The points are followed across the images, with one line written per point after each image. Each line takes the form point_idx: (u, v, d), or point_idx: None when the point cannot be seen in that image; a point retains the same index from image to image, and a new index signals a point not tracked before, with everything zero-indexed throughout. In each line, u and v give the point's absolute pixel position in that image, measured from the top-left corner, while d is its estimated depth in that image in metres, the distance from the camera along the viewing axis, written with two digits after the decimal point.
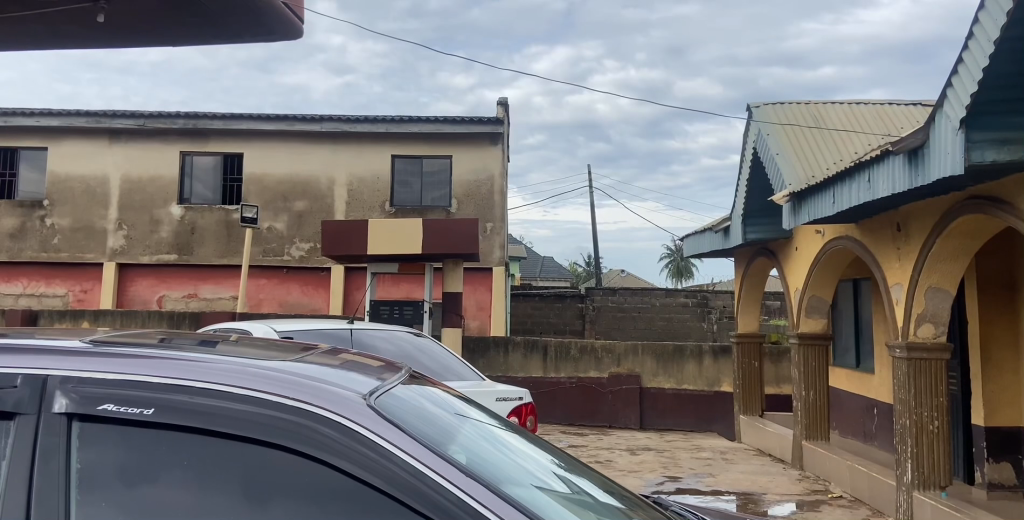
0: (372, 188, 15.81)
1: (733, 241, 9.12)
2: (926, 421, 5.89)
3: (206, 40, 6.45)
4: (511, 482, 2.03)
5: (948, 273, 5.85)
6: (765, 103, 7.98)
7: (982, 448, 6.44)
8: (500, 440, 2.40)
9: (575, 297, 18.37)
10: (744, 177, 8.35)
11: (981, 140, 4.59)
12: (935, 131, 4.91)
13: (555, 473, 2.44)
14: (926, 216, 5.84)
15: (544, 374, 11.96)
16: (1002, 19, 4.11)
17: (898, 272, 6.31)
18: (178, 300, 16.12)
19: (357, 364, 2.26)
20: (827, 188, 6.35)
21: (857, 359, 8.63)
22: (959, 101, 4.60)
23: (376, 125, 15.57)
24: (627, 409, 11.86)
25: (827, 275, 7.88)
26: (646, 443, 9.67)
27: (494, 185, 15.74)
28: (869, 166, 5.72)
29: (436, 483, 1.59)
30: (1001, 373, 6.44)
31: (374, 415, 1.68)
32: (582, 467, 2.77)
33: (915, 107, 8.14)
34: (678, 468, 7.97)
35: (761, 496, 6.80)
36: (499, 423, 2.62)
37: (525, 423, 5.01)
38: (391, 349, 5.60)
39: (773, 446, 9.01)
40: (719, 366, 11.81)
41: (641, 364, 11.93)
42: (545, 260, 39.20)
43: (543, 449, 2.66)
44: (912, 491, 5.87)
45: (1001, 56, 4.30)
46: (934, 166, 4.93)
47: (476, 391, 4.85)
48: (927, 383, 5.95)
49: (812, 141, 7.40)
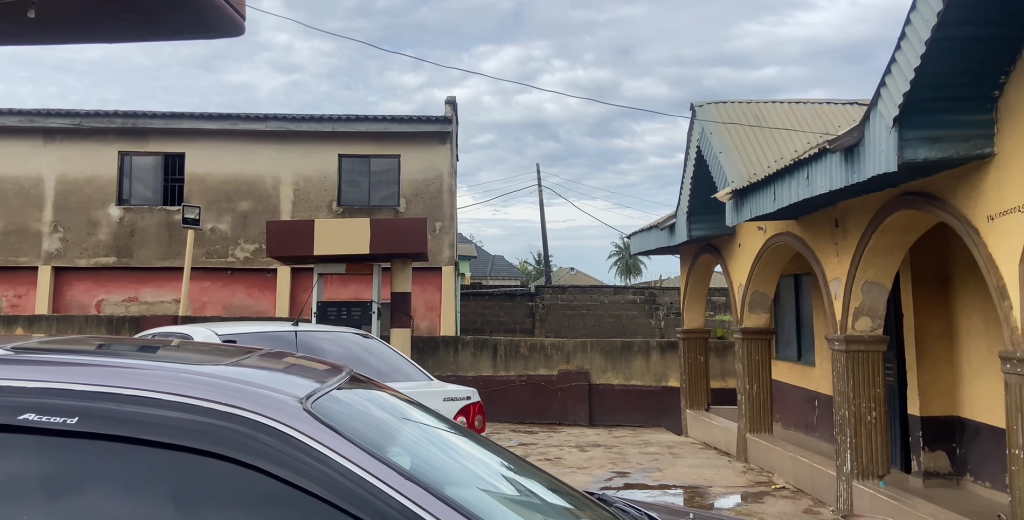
0: (319, 188, 15.60)
1: (680, 238, 9.24)
2: (865, 412, 6.07)
3: (143, 37, 6.26)
4: (454, 484, 2.01)
5: (884, 267, 6.02)
6: (708, 102, 8.10)
7: (918, 437, 6.64)
8: (446, 443, 2.38)
9: (524, 295, 18.43)
10: (689, 175, 8.46)
11: (913, 138, 4.74)
12: (869, 131, 5.06)
13: (504, 475, 2.43)
14: (862, 212, 6.02)
15: (494, 373, 11.99)
16: (932, 21, 4.29)
17: (836, 267, 6.48)
18: (117, 303, 15.67)
19: (301, 368, 2.22)
20: (768, 185, 6.50)
21: (798, 352, 8.83)
22: (892, 100, 4.75)
23: (321, 124, 15.33)
24: (576, 406, 11.92)
25: (769, 270, 8.04)
26: (595, 440, 9.72)
27: (444, 184, 15.65)
28: (807, 163, 5.87)
29: (378, 489, 1.56)
30: (935, 363, 6.65)
31: (312, 420, 1.65)
32: (530, 467, 2.78)
33: (852, 106, 8.37)
34: (627, 463, 8.07)
35: (706, 489, 6.92)
36: (446, 426, 2.61)
37: (473, 423, 4.97)
38: (338, 351, 5.52)
39: (718, 439, 9.19)
40: (666, 361, 11.97)
41: (590, 361, 12.02)
42: (494, 258, 39.17)
43: (494, 453, 2.65)
44: (852, 480, 6.03)
45: (932, 56, 4.47)
46: (869, 163, 5.08)
47: (421, 391, 4.82)
48: (864, 373, 6.13)
49: (754, 141, 7.55)
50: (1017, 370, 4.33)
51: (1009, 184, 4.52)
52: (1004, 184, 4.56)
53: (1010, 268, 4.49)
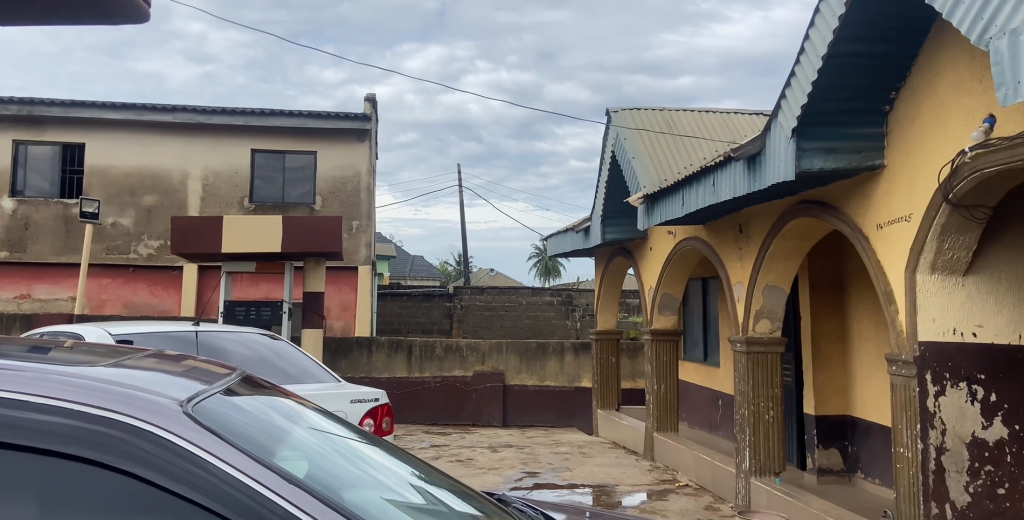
0: (230, 183, 15.15)
1: (594, 240, 9.40)
2: (763, 411, 6.30)
3: (37, 19, 5.93)
4: (348, 489, 1.98)
5: (784, 272, 6.27)
6: (623, 108, 8.26)
7: (813, 435, 6.93)
8: (357, 454, 2.34)
9: (442, 296, 18.37)
10: (603, 179, 8.61)
11: (810, 148, 4.97)
12: (769, 140, 5.27)
13: (412, 484, 2.41)
14: (765, 218, 6.25)
15: (409, 374, 11.89)
16: (829, 36, 4.53)
17: (740, 271, 6.71)
18: (8, 301, 14.82)
19: (200, 371, 2.15)
20: (677, 191, 6.68)
21: (705, 354, 9.10)
22: (791, 112, 4.97)
23: (234, 117, 14.84)
24: (490, 406, 11.94)
25: (678, 273, 8.26)
26: (507, 440, 9.77)
27: (361, 182, 15.42)
28: (712, 170, 6.06)
29: (264, 496, 1.52)
30: (829, 364, 6.98)
31: (195, 424, 1.59)
32: (443, 476, 2.76)
33: (758, 116, 8.69)
34: (537, 463, 8.14)
35: (613, 488, 7.05)
36: (359, 437, 2.57)
37: (380, 425, 4.91)
38: (245, 353, 5.36)
39: (626, 438, 9.38)
40: (579, 362, 12.15)
41: (505, 362, 12.09)
42: (413, 258, 38.88)
43: (405, 462, 2.63)
44: (750, 477, 6.26)
45: (828, 70, 4.69)
46: (769, 171, 5.29)
47: (328, 393, 4.73)
48: (764, 374, 6.37)
49: (665, 147, 7.75)
50: (903, 372, 4.51)
51: (898, 194, 4.77)
52: (894, 195, 4.82)
53: (895, 273, 4.74)
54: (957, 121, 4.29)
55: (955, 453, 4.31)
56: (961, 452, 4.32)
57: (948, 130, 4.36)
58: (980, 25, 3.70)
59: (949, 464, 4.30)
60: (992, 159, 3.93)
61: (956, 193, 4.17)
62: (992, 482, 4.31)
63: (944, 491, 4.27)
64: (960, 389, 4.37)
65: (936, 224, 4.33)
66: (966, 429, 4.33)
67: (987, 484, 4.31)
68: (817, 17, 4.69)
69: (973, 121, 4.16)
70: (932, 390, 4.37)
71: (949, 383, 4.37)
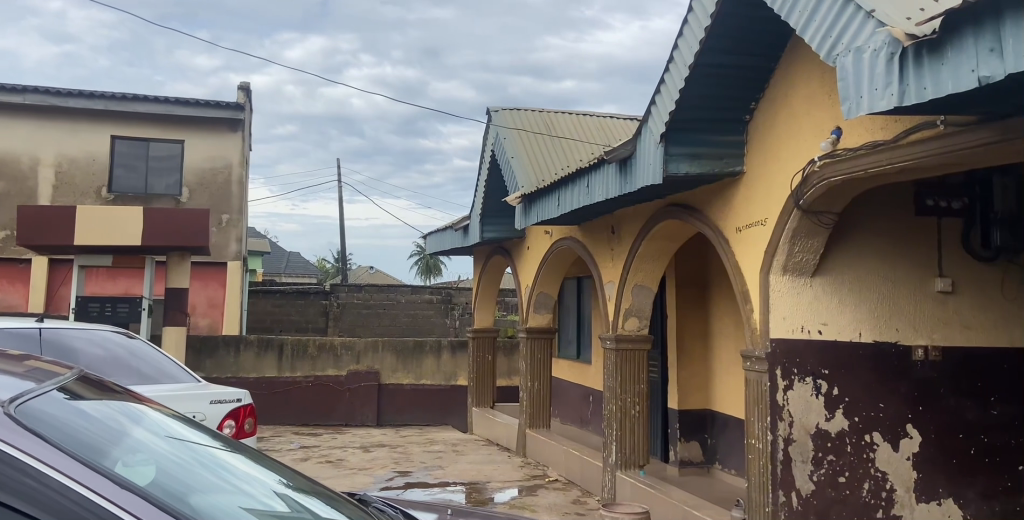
0: (87, 171, 14.17)
1: (472, 239, 9.44)
2: (629, 407, 6.52)
3: None
4: (197, 493, 1.88)
5: (652, 273, 6.50)
6: (503, 108, 8.33)
7: (676, 429, 7.24)
8: (214, 461, 2.21)
9: (318, 293, 17.92)
10: (482, 178, 8.64)
11: (677, 153, 5.18)
12: (640, 145, 5.45)
13: (275, 491, 2.31)
14: (636, 220, 6.46)
15: (279, 375, 11.58)
16: (696, 46, 4.75)
17: (611, 270, 6.91)
18: None
19: (39, 371, 1.98)
20: (553, 191, 6.80)
21: (577, 351, 9.32)
22: (660, 118, 5.17)
23: (92, 101, 13.84)
24: (364, 406, 11.74)
25: (553, 273, 8.42)
26: (380, 440, 9.65)
27: (233, 173, 14.80)
28: (587, 172, 6.21)
29: (98, 506, 1.41)
30: (691, 361, 7.32)
31: (19, 428, 1.46)
32: (306, 480, 2.67)
33: (632, 122, 8.99)
34: (409, 462, 8.08)
35: (485, 484, 7.10)
36: (216, 442, 2.45)
37: (243, 427, 4.71)
38: (99, 352, 5.01)
39: (500, 435, 9.48)
40: (456, 360, 12.17)
41: (380, 361, 11.93)
42: (290, 254, 37.70)
43: (269, 469, 2.52)
44: (616, 471, 6.46)
45: (696, 79, 4.92)
46: (639, 174, 5.47)
47: (185, 394, 4.50)
48: (631, 371, 6.59)
49: (543, 148, 7.88)
50: (756, 367, 4.78)
51: (756, 199, 5.06)
52: (752, 200, 5.11)
53: (751, 273, 5.01)
54: (808, 133, 4.60)
55: (801, 444, 4.58)
56: (807, 443, 4.59)
57: (800, 141, 4.67)
58: (828, 43, 3.98)
59: (794, 454, 4.56)
60: (838, 168, 4.29)
61: (806, 199, 4.49)
62: (833, 470, 4.59)
63: (791, 480, 4.55)
64: (807, 383, 4.66)
65: (788, 228, 4.62)
66: (810, 420, 4.63)
67: (829, 473, 4.59)
68: (685, 27, 4.90)
69: (822, 133, 4.49)
70: (781, 384, 4.64)
71: (796, 378, 4.66)
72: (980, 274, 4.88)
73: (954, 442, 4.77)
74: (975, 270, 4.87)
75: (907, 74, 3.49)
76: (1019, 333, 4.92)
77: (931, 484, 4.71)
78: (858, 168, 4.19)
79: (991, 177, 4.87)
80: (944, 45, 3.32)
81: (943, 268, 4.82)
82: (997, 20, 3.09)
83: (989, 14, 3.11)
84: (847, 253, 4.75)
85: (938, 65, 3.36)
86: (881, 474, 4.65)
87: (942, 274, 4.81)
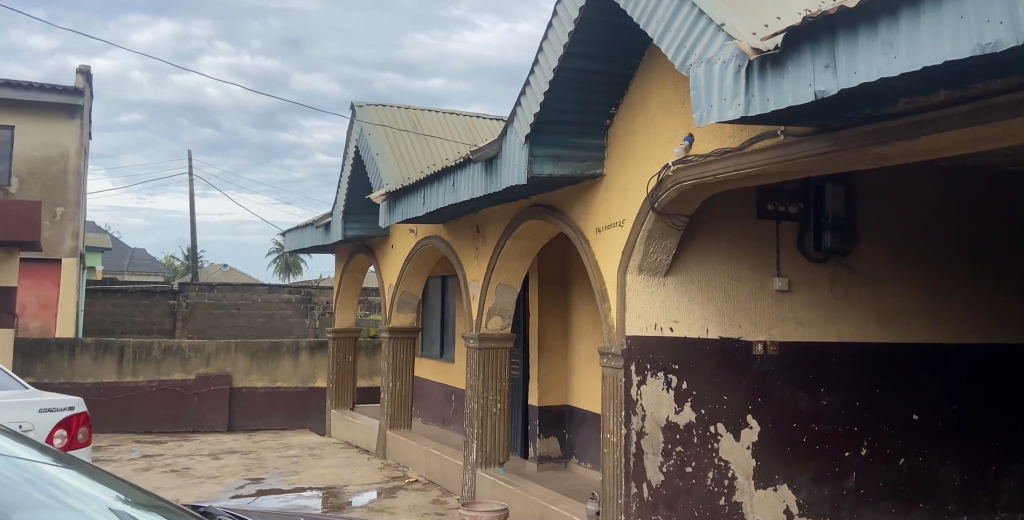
0: None
1: (334, 237, 9.18)
2: (490, 405, 6.57)
3: None
4: None
5: (515, 272, 6.56)
6: (367, 104, 8.15)
7: (535, 425, 7.35)
8: (40, 478, 1.99)
9: (165, 293, 16.85)
10: (345, 174, 8.42)
11: (541, 155, 5.26)
12: (505, 145, 5.49)
13: (111, 508, 2.11)
14: (500, 220, 6.50)
15: (119, 379, 10.78)
16: (561, 50, 4.84)
17: (475, 269, 6.92)
18: None
19: None
20: (418, 190, 6.73)
21: (440, 351, 9.28)
22: (525, 119, 5.23)
23: None
24: (214, 411, 11.16)
25: (417, 272, 8.33)
26: (232, 446, 9.19)
27: (70, 163, 13.69)
28: (452, 171, 6.19)
29: None
30: (552, 358, 7.45)
31: None
32: (144, 494, 2.47)
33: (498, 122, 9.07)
34: (262, 468, 7.74)
35: (342, 488, 6.91)
36: (43, 456, 2.21)
37: (75, 437, 4.32)
38: None
39: (359, 438, 9.27)
40: (315, 362, 11.83)
41: (233, 363, 11.38)
42: (135, 251, 35.28)
43: (104, 484, 2.30)
44: (476, 469, 6.50)
45: (559, 82, 5.01)
46: (503, 174, 5.51)
47: (7, 403, 4.07)
48: (493, 369, 6.63)
49: (409, 146, 7.78)
50: (611, 363, 4.91)
51: (614, 201, 5.23)
52: (610, 202, 5.27)
53: (609, 273, 5.17)
54: (663, 139, 4.80)
55: (652, 436, 4.77)
56: (657, 435, 4.78)
57: (655, 147, 4.86)
58: (682, 53, 4.15)
59: (646, 446, 4.74)
60: (690, 173, 4.51)
61: (660, 202, 4.68)
62: (681, 461, 4.81)
63: (642, 472, 4.73)
64: (658, 378, 4.85)
65: (643, 230, 4.80)
66: (661, 414, 4.82)
67: (677, 463, 4.80)
68: (550, 31, 4.98)
69: (676, 139, 4.71)
70: (635, 380, 4.81)
71: (649, 373, 4.84)
72: (814, 274, 5.24)
73: (789, 431, 5.09)
74: (809, 269, 5.23)
75: (753, 86, 3.71)
76: (846, 327, 5.30)
77: (767, 471, 5.01)
78: (707, 173, 4.42)
79: (823, 184, 5.22)
80: (786, 60, 3.56)
81: (781, 268, 5.15)
82: (832, 39, 3.35)
83: (825, 34, 3.38)
84: (697, 254, 4.98)
85: (780, 78, 3.59)
86: (724, 463, 4.91)
87: (780, 274, 5.15)
